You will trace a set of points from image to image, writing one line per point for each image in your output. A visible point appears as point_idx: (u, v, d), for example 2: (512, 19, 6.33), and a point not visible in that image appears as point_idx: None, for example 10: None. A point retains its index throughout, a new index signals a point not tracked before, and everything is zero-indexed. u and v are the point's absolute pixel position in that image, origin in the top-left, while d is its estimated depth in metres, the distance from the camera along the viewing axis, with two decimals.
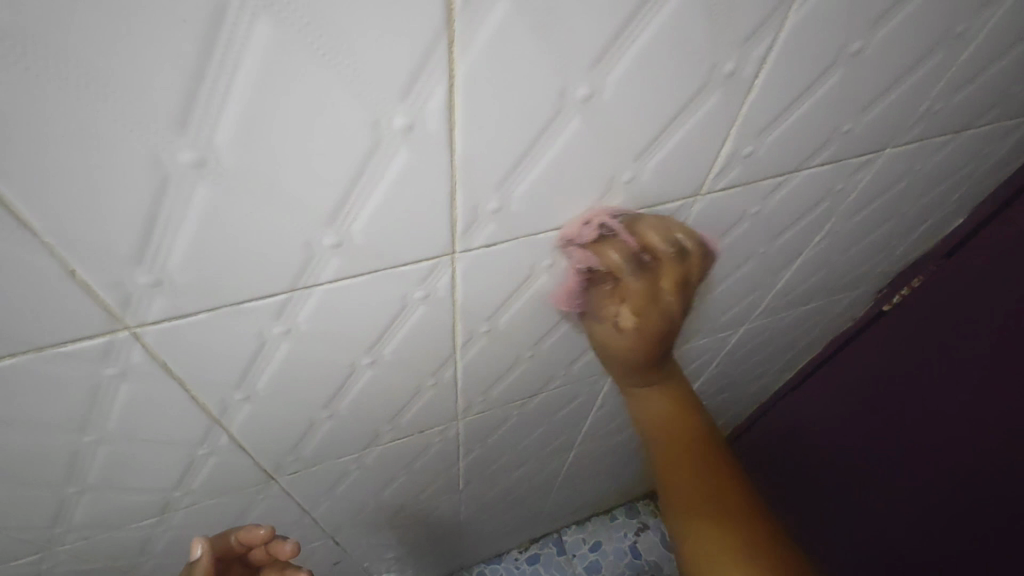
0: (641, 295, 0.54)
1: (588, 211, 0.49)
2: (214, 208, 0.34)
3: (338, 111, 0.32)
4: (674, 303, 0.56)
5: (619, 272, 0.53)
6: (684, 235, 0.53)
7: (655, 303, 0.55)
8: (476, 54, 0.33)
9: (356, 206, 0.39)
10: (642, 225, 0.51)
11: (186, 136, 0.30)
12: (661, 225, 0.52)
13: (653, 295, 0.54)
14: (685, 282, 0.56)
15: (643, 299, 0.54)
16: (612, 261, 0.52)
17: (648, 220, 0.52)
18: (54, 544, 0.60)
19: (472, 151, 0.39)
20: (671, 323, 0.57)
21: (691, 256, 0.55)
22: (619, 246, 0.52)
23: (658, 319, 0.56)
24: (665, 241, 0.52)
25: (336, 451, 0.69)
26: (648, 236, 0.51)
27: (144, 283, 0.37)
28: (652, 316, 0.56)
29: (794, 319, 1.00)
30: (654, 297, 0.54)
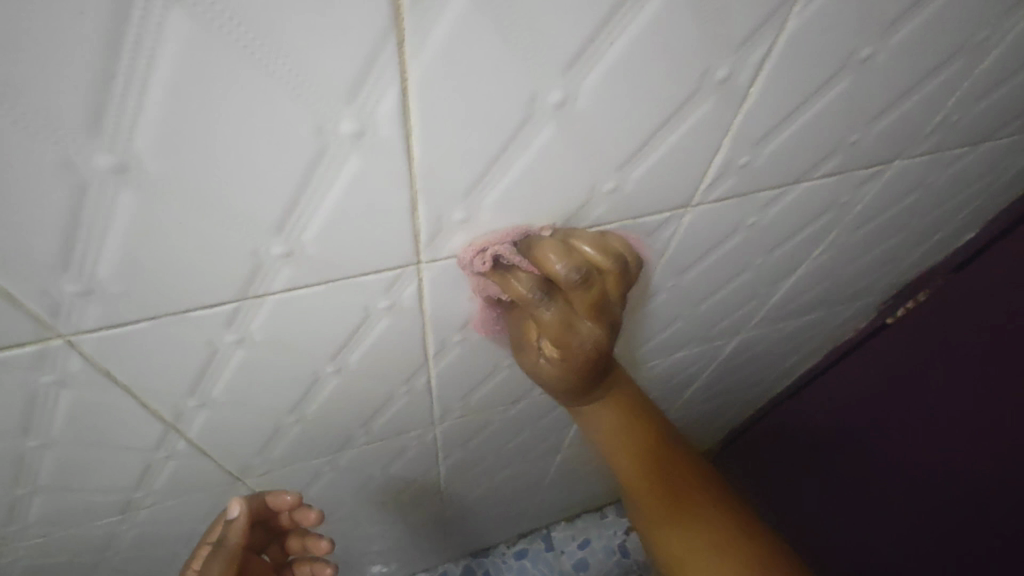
0: (557, 330, 0.47)
1: (477, 239, 0.43)
2: (142, 214, 0.31)
3: (275, 116, 0.29)
4: (596, 327, 0.48)
5: (531, 304, 0.47)
6: (593, 249, 0.46)
7: (573, 337, 0.47)
8: (431, 54, 0.30)
9: (306, 214, 0.36)
10: (542, 246, 0.44)
11: (100, 140, 0.27)
12: (563, 246, 0.44)
13: (570, 326, 0.47)
14: (607, 305, 0.48)
15: (561, 333, 0.47)
16: (517, 292, 0.46)
17: (549, 241, 0.44)
18: (11, 541, 0.59)
19: (432, 159, 0.35)
20: (597, 351, 0.49)
21: (607, 275, 0.47)
22: (523, 274, 0.46)
23: (581, 350, 0.48)
24: (572, 266, 0.43)
25: (306, 454, 0.67)
26: (550, 260, 0.43)
27: (74, 291, 0.34)
28: (574, 348, 0.48)
29: (793, 330, 0.97)
30: (573, 327, 0.47)
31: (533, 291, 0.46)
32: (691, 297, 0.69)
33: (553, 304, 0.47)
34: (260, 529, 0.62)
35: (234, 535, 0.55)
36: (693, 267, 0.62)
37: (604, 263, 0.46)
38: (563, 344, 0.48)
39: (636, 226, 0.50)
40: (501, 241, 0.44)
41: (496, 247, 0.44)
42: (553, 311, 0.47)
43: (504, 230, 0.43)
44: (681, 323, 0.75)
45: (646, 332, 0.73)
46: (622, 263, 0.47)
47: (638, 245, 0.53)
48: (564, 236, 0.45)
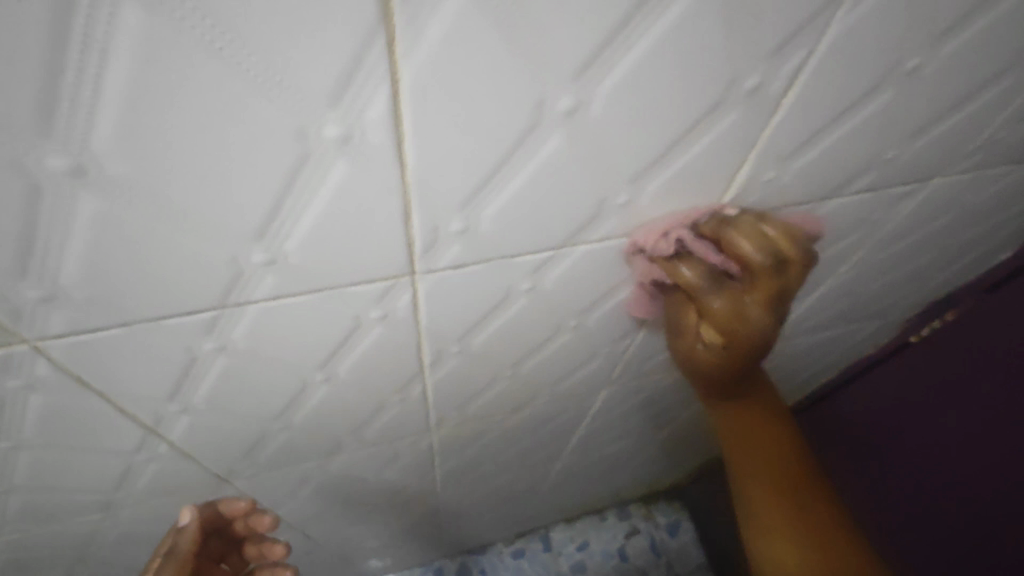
0: (726, 318, 0.45)
1: (659, 223, 0.45)
2: (105, 219, 0.29)
3: (251, 116, 0.26)
4: (769, 321, 0.44)
5: (698, 290, 0.46)
6: (778, 232, 0.44)
7: (742, 327, 0.45)
8: (426, 54, 0.26)
9: (288, 223, 0.33)
10: (734, 230, 0.44)
11: (53, 139, 0.24)
12: (757, 232, 0.44)
13: (744, 314, 0.44)
14: (787, 296, 0.44)
15: (731, 319, 0.45)
16: (686, 279, 0.46)
17: (743, 226, 0.44)
18: None
19: (427, 168, 0.32)
20: (762, 343, 0.46)
21: (795, 268, 0.44)
22: (695, 262, 0.46)
23: (750, 339, 0.45)
24: (761, 248, 0.43)
25: (296, 458, 0.64)
26: (738, 243, 0.43)
27: (35, 296, 0.32)
28: (744, 339, 0.45)
29: (809, 346, 0.93)
30: (745, 315, 0.44)
31: (703, 276, 0.46)
32: None
33: (725, 292, 0.45)
34: (216, 539, 0.59)
35: (185, 544, 0.53)
36: None
37: (793, 254, 0.43)
38: (731, 332, 0.45)
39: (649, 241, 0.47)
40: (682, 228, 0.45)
41: (680, 230, 0.45)
42: (726, 296, 0.45)
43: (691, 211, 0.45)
44: None
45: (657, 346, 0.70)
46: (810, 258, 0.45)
47: None
48: (755, 220, 0.45)
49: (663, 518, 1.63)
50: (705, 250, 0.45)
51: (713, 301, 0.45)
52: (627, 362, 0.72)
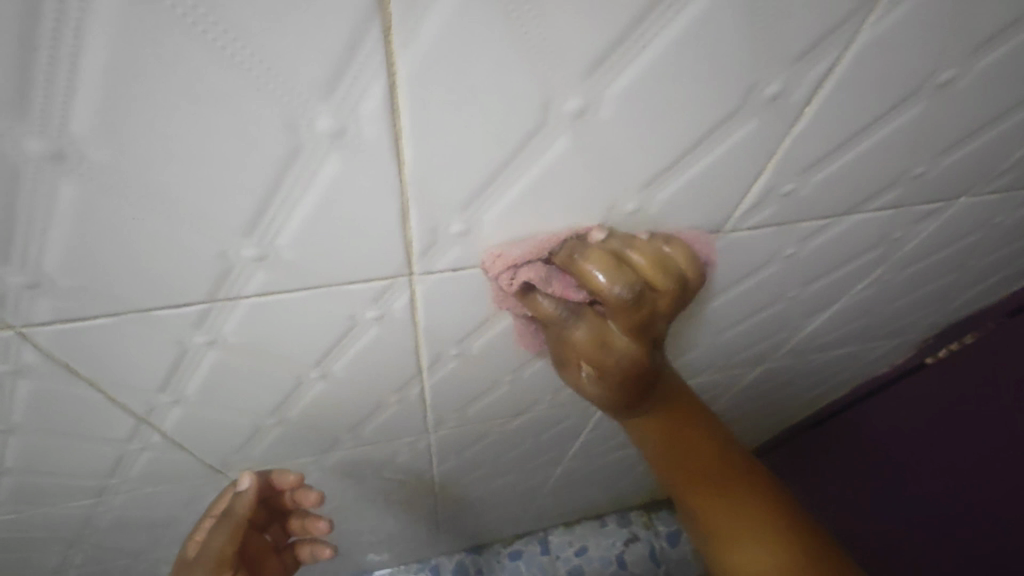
0: (592, 349, 0.44)
1: (502, 252, 0.39)
2: (86, 207, 0.28)
3: (237, 105, 0.25)
4: (634, 344, 0.43)
5: (561, 321, 0.44)
6: (645, 259, 0.40)
7: (609, 353, 0.43)
8: (426, 46, 0.25)
9: (280, 218, 0.32)
10: (582, 261, 0.39)
11: (29, 123, 0.23)
12: (611, 260, 0.39)
13: (608, 343, 0.43)
14: (652, 322, 0.42)
15: (596, 350, 0.43)
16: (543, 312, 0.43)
17: (592, 254, 0.39)
18: None
19: (425, 167, 0.31)
20: (634, 369, 0.44)
21: (661, 294, 0.41)
22: (549, 295, 0.43)
23: (620, 367, 0.44)
24: (615, 284, 0.38)
25: (291, 453, 0.64)
26: (589, 276, 0.38)
27: (19, 283, 0.31)
28: (614, 370, 0.44)
29: (821, 363, 0.90)
30: (608, 343, 0.43)
31: (560, 307, 0.43)
32: (713, 326, 0.64)
33: (586, 320, 0.43)
34: (263, 508, 0.62)
35: (239, 507, 0.57)
36: (719, 295, 0.56)
37: (660, 279, 0.40)
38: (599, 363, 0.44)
39: None
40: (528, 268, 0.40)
41: (527, 270, 0.41)
42: (589, 328, 0.43)
43: (538, 241, 0.39)
44: (700, 350, 0.70)
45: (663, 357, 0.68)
46: (680, 280, 0.42)
47: None
48: (615, 245, 0.40)
49: (663, 527, 1.60)
50: (558, 283, 0.42)
51: (576, 333, 0.44)
52: None
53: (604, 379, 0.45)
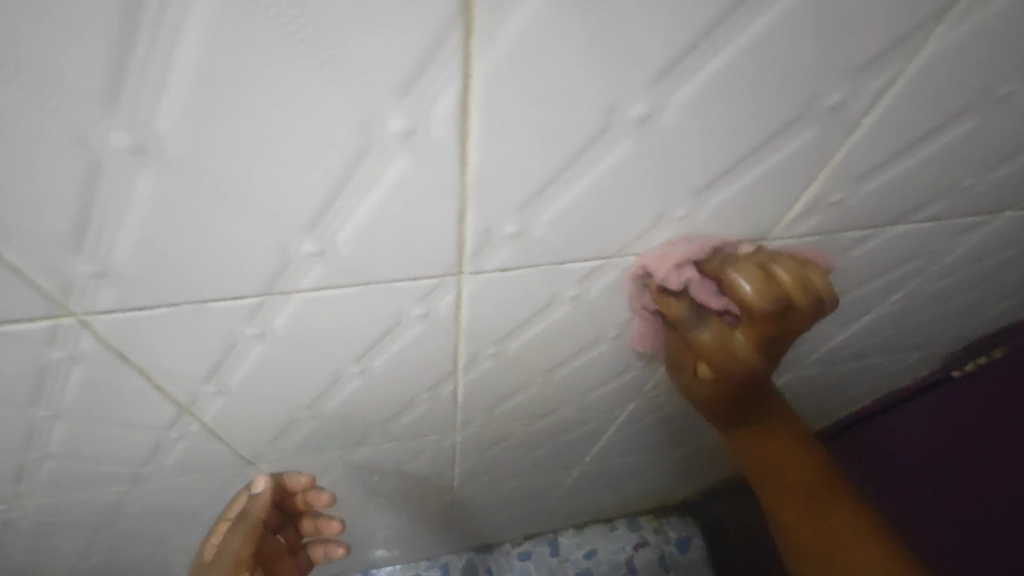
0: (715, 353, 0.46)
1: (644, 258, 0.43)
2: (162, 200, 0.28)
3: (317, 104, 0.26)
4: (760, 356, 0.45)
5: (687, 323, 0.46)
6: (789, 275, 0.41)
7: (731, 360, 0.45)
8: (503, 49, 0.25)
9: (342, 215, 0.32)
10: (732, 271, 0.42)
11: (117, 117, 0.24)
12: (760, 275, 0.41)
13: (731, 351, 0.45)
14: (783, 335, 0.43)
15: (718, 353, 0.46)
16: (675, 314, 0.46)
17: (742, 266, 0.42)
18: (22, 499, 0.59)
19: (488, 167, 0.31)
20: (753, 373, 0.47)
21: (801, 309, 0.42)
22: (688, 298, 0.45)
23: (740, 371, 0.46)
24: (762, 294, 0.40)
25: (321, 446, 0.64)
26: (735, 285, 0.41)
27: (87, 272, 0.31)
28: (736, 375, 0.47)
29: (846, 374, 0.90)
30: (732, 350, 0.45)
31: (691, 309, 0.46)
32: None
33: (712, 327, 0.46)
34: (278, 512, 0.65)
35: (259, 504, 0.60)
36: None
37: (801, 296, 0.41)
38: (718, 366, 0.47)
39: None
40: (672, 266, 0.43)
41: (686, 268, 0.44)
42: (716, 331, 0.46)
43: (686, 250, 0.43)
44: None
45: None
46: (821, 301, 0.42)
47: None
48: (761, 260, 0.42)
49: (674, 532, 1.60)
50: (701, 288, 0.44)
51: (702, 335, 0.46)
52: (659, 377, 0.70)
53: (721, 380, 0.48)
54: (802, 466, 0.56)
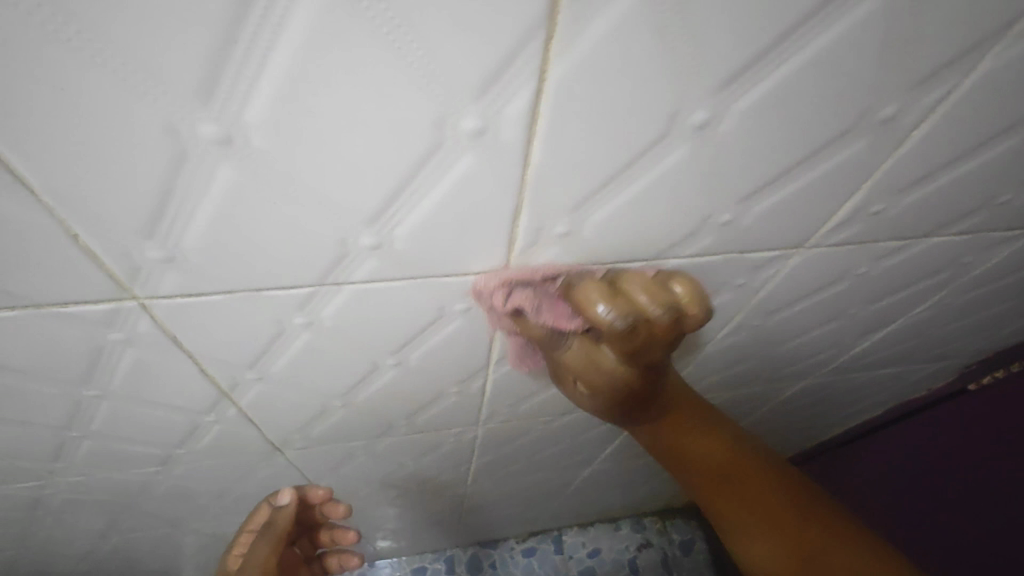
0: (587, 367, 0.43)
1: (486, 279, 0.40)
2: (236, 191, 0.29)
3: (397, 103, 0.26)
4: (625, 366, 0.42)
5: (552, 337, 0.43)
6: (649, 295, 0.38)
7: (595, 372, 0.43)
8: (580, 55, 0.26)
9: (403, 210, 0.33)
10: (580, 295, 0.39)
11: (209, 109, 0.25)
12: (606, 292, 0.38)
13: (599, 365, 0.43)
14: (646, 352, 0.40)
15: (588, 365, 0.43)
16: (539, 335, 0.43)
17: (588, 288, 0.39)
18: (57, 475, 0.60)
19: (548, 169, 0.32)
20: (631, 385, 0.44)
21: (657, 322, 0.37)
22: (544, 321, 0.42)
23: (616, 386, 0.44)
24: (607, 314, 0.37)
25: (347, 435, 0.65)
26: (586, 305, 0.38)
27: (156, 257, 0.32)
28: (610, 387, 0.44)
29: (863, 383, 0.90)
30: (600, 364, 0.43)
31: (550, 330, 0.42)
32: (770, 339, 0.64)
33: (583, 343, 0.43)
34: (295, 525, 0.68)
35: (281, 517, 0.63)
36: (785, 309, 0.57)
37: (654, 312, 0.37)
38: (593, 380, 0.44)
39: (738, 262, 0.46)
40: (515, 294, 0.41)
41: (519, 291, 0.41)
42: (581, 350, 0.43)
43: (510, 269, 0.40)
44: (752, 361, 0.70)
45: (716, 365, 0.68)
46: (682, 319, 0.38)
47: (738, 279, 0.49)
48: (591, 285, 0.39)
49: (677, 535, 1.61)
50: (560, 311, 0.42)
51: (571, 354, 0.43)
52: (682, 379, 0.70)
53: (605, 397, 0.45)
54: (729, 457, 0.53)
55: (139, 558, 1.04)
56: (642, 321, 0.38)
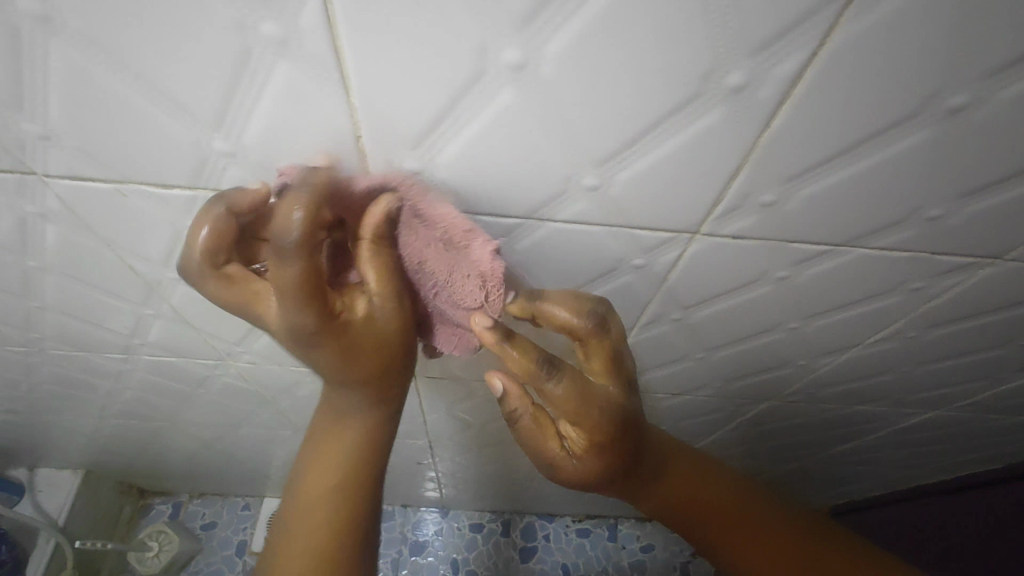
0: (572, 403, 0.42)
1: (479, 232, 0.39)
2: (505, 114, 0.33)
3: (680, 51, 0.29)
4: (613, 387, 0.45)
5: (539, 374, 0.41)
6: (578, 311, 0.41)
7: (592, 405, 0.43)
8: (869, 24, 0.28)
9: (634, 156, 0.35)
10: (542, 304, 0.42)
11: (522, 36, 0.28)
12: (569, 297, 0.42)
13: (591, 397, 0.43)
14: (622, 361, 0.45)
15: (577, 402, 0.42)
16: (523, 366, 0.40)
17: (552, 296, 0.42)
18: (232, 356, 0.69)
19: (784, 134, 0.34)
20: (618, 425, 0.45)
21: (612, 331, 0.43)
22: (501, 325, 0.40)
23: (605, 424, 0.44)
24: (581, 318, 0.41)
25: (474, 372, 0.70)
26: (554, 313, 0.41)
27: (410, 167, 0.37)
28: (597, 418, 0.43)
29: (995, 429, 0.84)
30: (586, 396, 0.42)
31: (540, 358, 0.40)
32: (918, 355, 0.62)
33: (565, 381, 0.41)
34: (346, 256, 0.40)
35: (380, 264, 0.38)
36: (948, 324, 0.55)
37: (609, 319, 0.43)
38: (582, 416, 0.43)
39: (926, 264, 0.45)
40: (492, 262, 0.39)
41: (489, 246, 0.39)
42: (572, 381, 0.41)
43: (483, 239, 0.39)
44: (886, 378, 0.68)
45: (849, 373, 0.67)
46: (616, 331, 0.44)
47: (915, 282, 0.48)
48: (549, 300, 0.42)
49: None
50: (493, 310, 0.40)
51: (556, 389, 0.41)
52: (809, 380, 0.69)
53: (585, 437, 0.45)
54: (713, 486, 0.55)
55: (246, 455, 1.16)
56: (601, 327, 0.42)
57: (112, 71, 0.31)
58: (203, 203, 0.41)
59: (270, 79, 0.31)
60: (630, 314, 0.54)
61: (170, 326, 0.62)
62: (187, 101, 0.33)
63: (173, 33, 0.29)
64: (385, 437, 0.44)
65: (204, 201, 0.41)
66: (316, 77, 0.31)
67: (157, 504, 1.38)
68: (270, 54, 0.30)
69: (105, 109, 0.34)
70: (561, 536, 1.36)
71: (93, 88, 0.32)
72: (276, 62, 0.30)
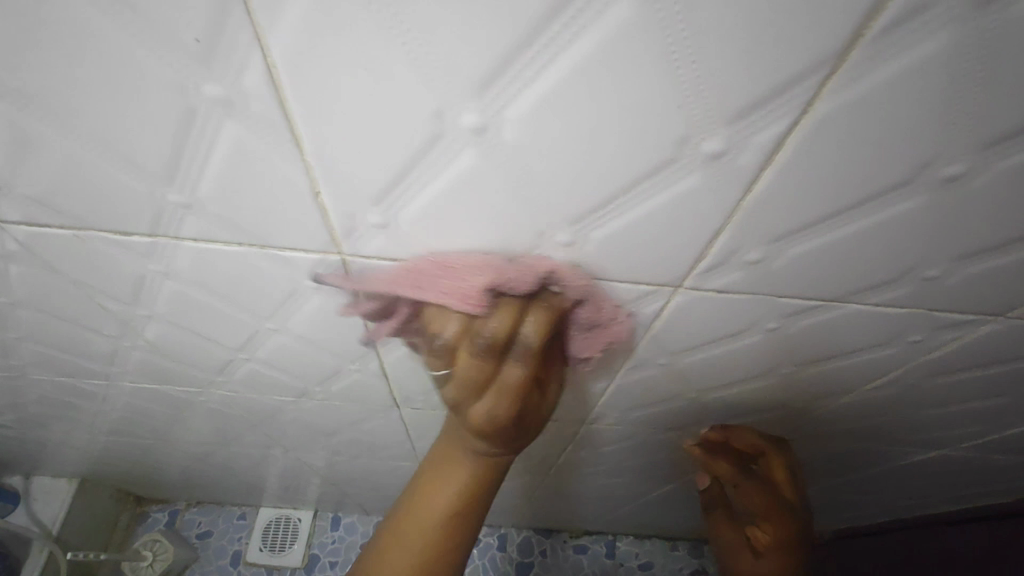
0: (759, 496, 0.62)
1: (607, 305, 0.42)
2: (469, 174, 0.31)
3: (650, 117, 0.27)
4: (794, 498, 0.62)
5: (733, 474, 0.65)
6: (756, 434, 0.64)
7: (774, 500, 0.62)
8: (854, 93, 0.25)
9: (608, 215, 0.33)
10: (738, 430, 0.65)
11: (479, 101, 0.27)
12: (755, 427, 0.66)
13: (775, 493, 0.62)
14: (795, 480, 0.63)
15: (762, 497, 0.62)
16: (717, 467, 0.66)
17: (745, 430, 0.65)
18: (215, 385, 0.68)
19: (768, 197, 0.31)
20: (789, 525, 0.61)
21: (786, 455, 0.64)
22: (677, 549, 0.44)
23: (785, 523, 0.61)
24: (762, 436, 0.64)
25: None
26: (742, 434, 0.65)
27: (374, 221, 0.35)
28: (778, 517, 0.61)
29: (1004, 468, 0.81)
30: (769, 494, 0.62)
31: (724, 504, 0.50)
32: (920, 399, 0.59)
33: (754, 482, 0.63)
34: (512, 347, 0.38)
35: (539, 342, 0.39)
36: (951, 372, 0.52)
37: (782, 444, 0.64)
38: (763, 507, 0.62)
39: (924, 320, 0.43)
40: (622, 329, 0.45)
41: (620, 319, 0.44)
42: (756, 481, 0.63)
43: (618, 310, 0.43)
44: (889, 419, 0.65)
45: (848, 413, 0.64)
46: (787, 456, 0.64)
47: (913, 336, 0.45)
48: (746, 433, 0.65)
49: None
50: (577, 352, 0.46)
51: (747, 485, 0.63)
52: (808, 419, 0.66)
53: (770, 533, 0.62)
54: None
55: (238, 470, 1.15)
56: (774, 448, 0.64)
57: (58, 129, 0.30)
58: (166, 250, 0.40)
59: (219, 137, 0.30)
60: (616, 359, 0.52)
61: (149, 356, 0.61)
62: (137, 157, 0.31)
63: (115, 93, 0.27)
64: (490, 486, 0.46)
65: (166, 248, 0.40)
66: (266, 137, 0.29)
67: (154, 512, 1.38)
68: (216, 113, 0.28)
69: (55, 164, 0.32)
70: (558, 552, 1.33)
71: (40, 144, 0.31)
72: (223, 121, 0.29)
